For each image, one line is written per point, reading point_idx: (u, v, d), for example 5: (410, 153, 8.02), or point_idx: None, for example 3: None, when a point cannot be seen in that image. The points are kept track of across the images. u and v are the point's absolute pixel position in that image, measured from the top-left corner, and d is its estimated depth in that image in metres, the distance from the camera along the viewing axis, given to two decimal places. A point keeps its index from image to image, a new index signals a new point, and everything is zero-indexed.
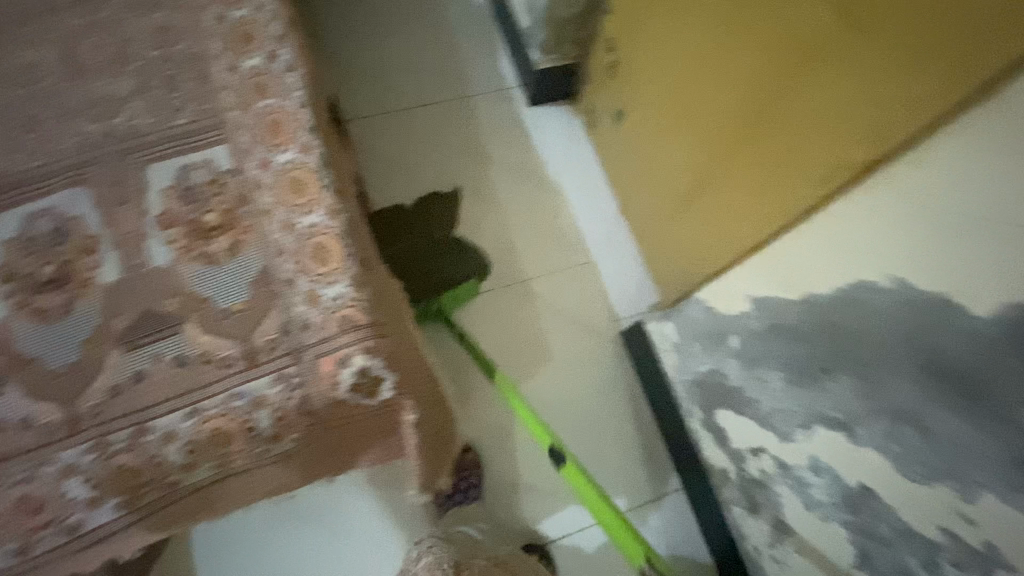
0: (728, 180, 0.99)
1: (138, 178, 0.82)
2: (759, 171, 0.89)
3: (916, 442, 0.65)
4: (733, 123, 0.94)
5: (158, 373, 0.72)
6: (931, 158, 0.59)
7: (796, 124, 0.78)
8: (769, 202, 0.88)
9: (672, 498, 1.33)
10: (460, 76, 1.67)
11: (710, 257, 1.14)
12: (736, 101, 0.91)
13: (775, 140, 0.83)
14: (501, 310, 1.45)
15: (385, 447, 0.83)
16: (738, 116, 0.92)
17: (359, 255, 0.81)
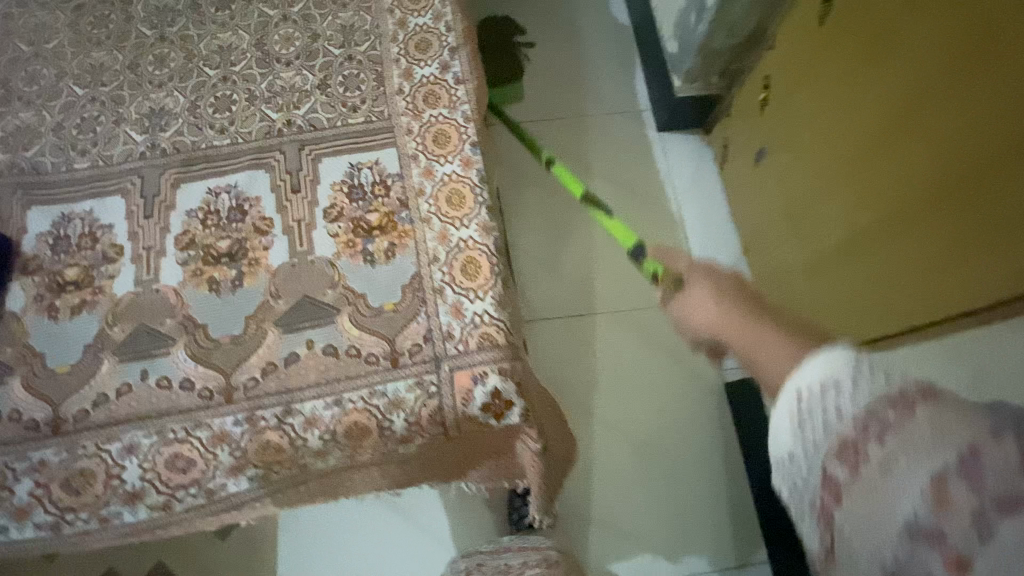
0: (897, 245, 0.90)
1: (311, 169, 0.86)
2: (944, 244, 0.80)
3: None
4: (900, 195, 0.89)
5: (309, 358, 0.75)
6: None
7: (1011, 211, 0.69)
8: (935, 286, 0.82)
9: (756, 569, 1.25)
10: (594, 94, 1.67)
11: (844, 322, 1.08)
12: (911, 175, 0.86)
13: (978, 217, 0.74)
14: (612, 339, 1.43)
15: (496, 466, 0.83)
16: (925, 181, 0.83)
17: (504, 274, 0.81)
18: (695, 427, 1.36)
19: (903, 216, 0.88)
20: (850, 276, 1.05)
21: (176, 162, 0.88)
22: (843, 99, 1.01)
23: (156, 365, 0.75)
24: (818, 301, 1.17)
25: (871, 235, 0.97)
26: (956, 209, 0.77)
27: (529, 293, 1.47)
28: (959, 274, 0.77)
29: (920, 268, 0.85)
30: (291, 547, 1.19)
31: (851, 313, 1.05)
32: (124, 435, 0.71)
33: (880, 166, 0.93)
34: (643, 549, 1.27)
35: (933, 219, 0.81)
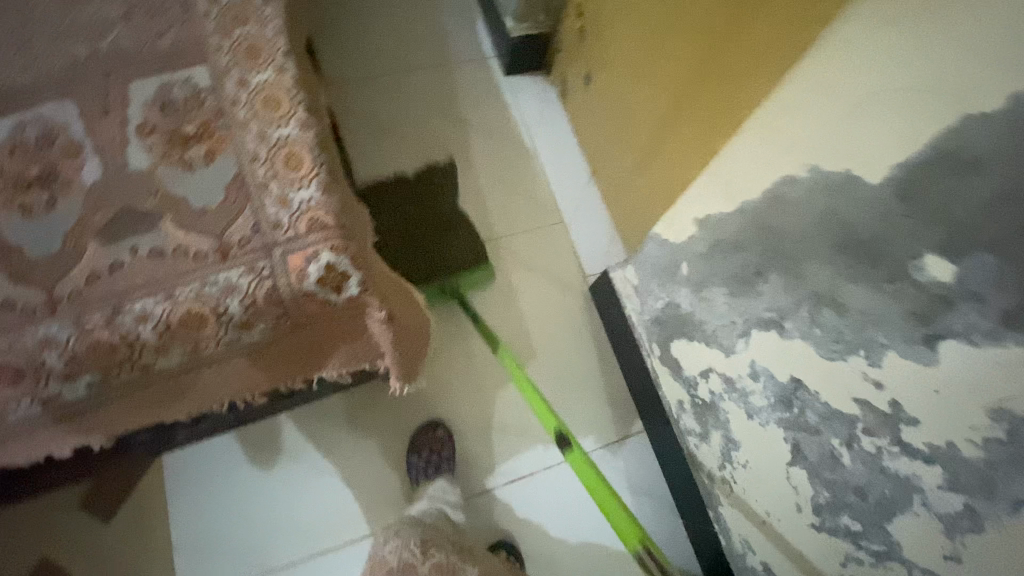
0: (686, 113, 1.03)
1: (121, 93, 0.86)
2: (713, 97, 0.92)
3: (832, 319, 0.71)
4: (686, 67, 1.01)
5: (135, 262, 0.76)
6: (829, 51, 0.64)
7: (745, 51, 0.82)
8: (711, 137, 0.95)
9: (636, 440, 1.37)
10: (441, 45, 1.74)
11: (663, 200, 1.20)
12: (690, 46, 0.99)
13: (724, 67, 0.88)
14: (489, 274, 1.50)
15: (352, 351, 0.88)
16: (698, 49, 0.96)
17: (328, 167, 0.85)
18: (567, 329, 1.47)
19: (689, 84, 1.00)
20: (660, 158, 1.18)
21: None
22: (638, 9, 1.17)
23: None
24: (644, 190, 1.30)
25: (670, 119, 1.10)
26: (717, 63, 0.90)
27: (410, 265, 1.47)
28: (723, 118, 0.91)
29: (702, 130, 0.98)
30: (181, 508, 1.25)
31: (665, 190, 1.17)
32: None
33: (673, 48, 1.06)
34: (536, 445, 1.36)
35: (704, 83, 0.95)
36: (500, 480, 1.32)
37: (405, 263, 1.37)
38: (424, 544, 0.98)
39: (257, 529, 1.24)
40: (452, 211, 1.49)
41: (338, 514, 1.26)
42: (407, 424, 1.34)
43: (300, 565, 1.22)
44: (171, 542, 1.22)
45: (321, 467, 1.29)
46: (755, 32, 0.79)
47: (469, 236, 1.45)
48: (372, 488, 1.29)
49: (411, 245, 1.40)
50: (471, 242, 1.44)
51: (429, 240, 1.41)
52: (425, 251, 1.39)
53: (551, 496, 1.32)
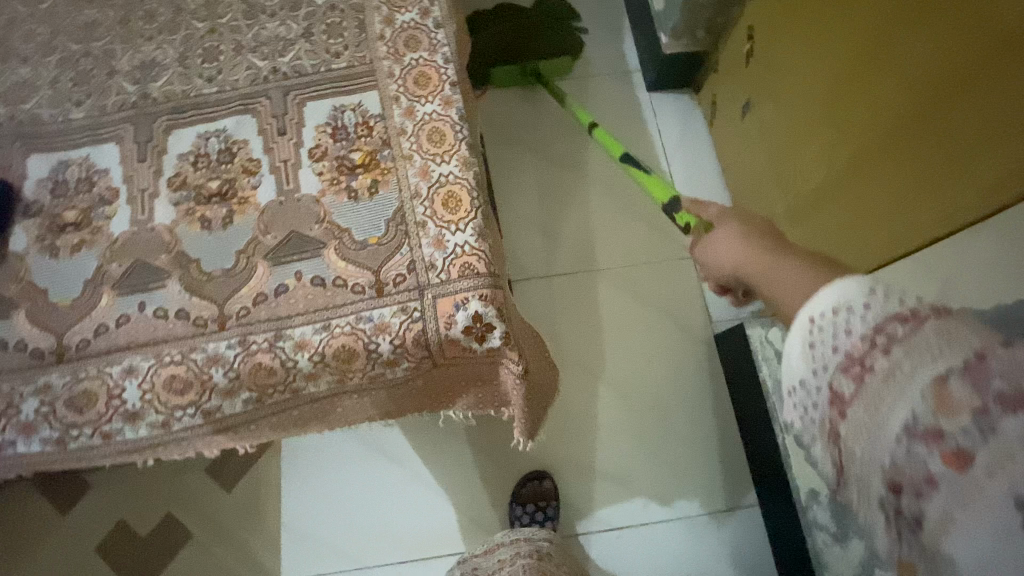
0: (880, 176, 0.90)
1: (297, 114, 0.89)
2: (928, 169, 0.80)
3: None
4: (883, 125, 0.89)
5: (297, 288, 0.78)
6: None
7: (989, 126, 0.69)
8: (914, 213, 0.83)
9: (746, 511, 1.27)
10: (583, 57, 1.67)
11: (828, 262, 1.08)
12: (894, 103, 0.86)
13: (950, 139, 0.75)
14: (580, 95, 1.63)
15: (481, 394, 0.87)
16: (905, 110, 0.83)
17: (484, 208, 0.83)
18: (684, 377, 1.38)
19: (887, 145, 0.88)
20: (833, 215, 1.05)
21: (167, 110, 0.91)
22: (823, 49, 1.04)
23: (152, 297, 0.78)
24: (803, 245, 1.17)
25: (853, 177, 0.98)
26: (937, 132, 0.77)
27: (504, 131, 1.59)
28: (937, 197, 0.78)
29: (903, 204, 0.85)
30: (290, 487, 1.32)
31: (834, 252, 1.05)
32: (124, 359, 0.75)
33: (866, 100, 0.93)
34: (636, 495, 1.29)
35: (911, 150, 0.83)
36: (595, 523, 1.28)
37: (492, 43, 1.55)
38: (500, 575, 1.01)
39: (354, 525, 1.29)
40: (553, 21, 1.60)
41: (431, 525, 1.28)
42: (507, 448, 1.33)
43: (393, 567, 1.26)
44: (279, 521, 1.30)
45: (419, 476, 1.31)
46: (1010, 109, 0.67)
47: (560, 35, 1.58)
48: (466, 504, 1.29)
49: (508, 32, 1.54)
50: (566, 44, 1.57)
51: (524, 31, 1.55)
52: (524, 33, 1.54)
53: (645, 551, 1.26)
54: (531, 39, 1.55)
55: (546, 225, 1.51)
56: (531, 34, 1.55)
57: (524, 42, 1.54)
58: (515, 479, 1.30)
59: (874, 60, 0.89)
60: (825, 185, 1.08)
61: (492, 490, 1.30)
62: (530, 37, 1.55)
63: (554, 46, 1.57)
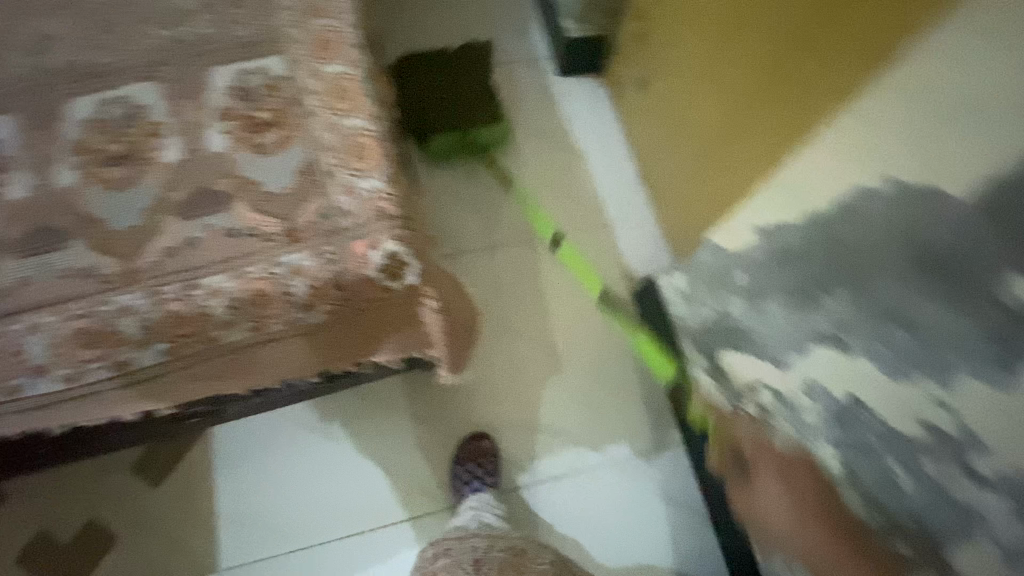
0: (751, 119, 1.01)
1: (202, 79, 0.91)
2: (783, 104, 0.91)
3: (903, 339, 0.68)
4: (753, 74, 1.00)
5: (209, 239, 0.79)
6: (920, 60, 0.63)
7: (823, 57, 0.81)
8: (776, 146, 0.94)
9: (673, 450, 1.36)
10: (497, 46, 1.75)
11: (717, 208, 1.18)
12: (759, 52, 0.97)
13: (798, 74, 0.87)
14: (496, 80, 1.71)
15: (405, 340, 0.89)
16: (767, 56, 0.95)
17: (393, 158, 0.87)
18: (609, 335, 1.46)
19: (755, 91, 0.99)
20: (718, 164, 1.16)
21: (65, 80, 0.90)
22: (704, 16, 1.16)
23: (56, 258, 0.77)
24: (698, 197, 1.28)
25: (732, 127, 1.09)
26: (789, 71, 0.89)
27: None
28: (792, 127, 0.89)
29: (768, 141, 0.96)
30: (225, 478, 1.29)
31: (721, 197, 1.16)
32: (25, 318, 0.74)
33: (738, 54, 1.04)
34: (571, 446, 1.35)
35: (772, 93, 0.94)
36: (535, 477, 1.33)
37: (428, 104, 1.49)
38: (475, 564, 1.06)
39: (295, 508, 1.28)
40: (483, 73, 1.55)
41: (374, 499, 1.29)
42: (446, 417, 1.36)
43: (337, 543, 1.26)
44: (213, 511, 1.27)
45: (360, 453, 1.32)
46: (837, 38, 0.78)
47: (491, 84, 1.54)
48: (408, 476, 1.31)
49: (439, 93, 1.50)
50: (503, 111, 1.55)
51: (454, 95, 1.51)
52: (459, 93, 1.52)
53: (585, 498, 1.32)
54: (463, 99, 1.52)
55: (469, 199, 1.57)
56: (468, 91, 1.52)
57: (459, 109, 1.50)
58: (461, 434, 1.34)
59: (743, 16, 1.01)
60: (710, 139, 1.19)
61: (434, 460, 1.32)
62: (462, 98, 1.51)
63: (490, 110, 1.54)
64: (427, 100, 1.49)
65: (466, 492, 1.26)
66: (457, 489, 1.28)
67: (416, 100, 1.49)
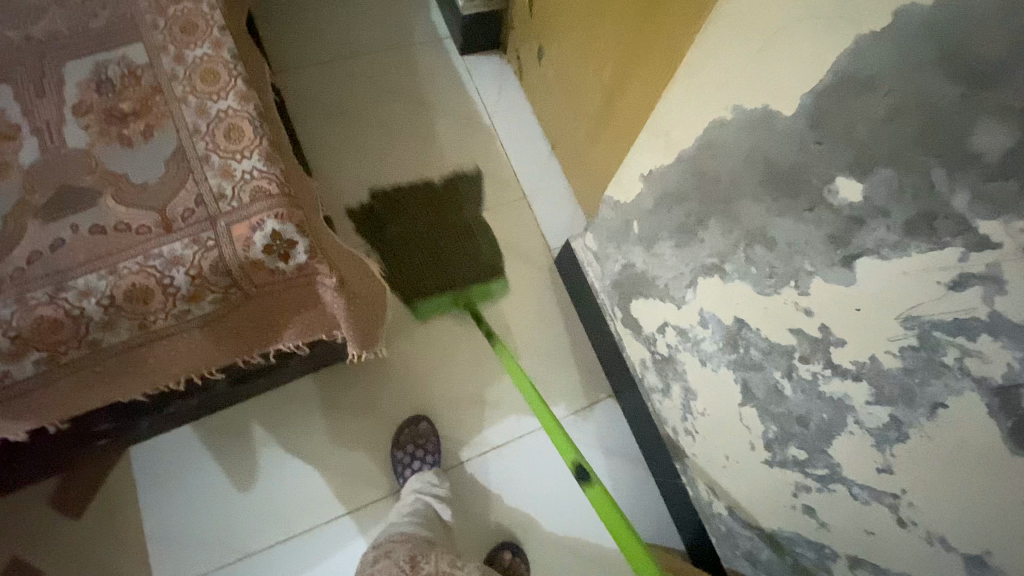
0: (631, 74, 1.05)
1: (56, 75, 0.86)
2: (649, 55, 0.95)
3: (765, 254, 0.73)
4: (625, 30, 1.04)
5: (76, 239, 0.75)
6: None
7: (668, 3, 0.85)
8: (650, 96, 0.98)
9: (606, 405, 1.40)
10: (395, 30, 1.73)
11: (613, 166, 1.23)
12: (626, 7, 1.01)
13: (655, 23, 0.91)
14: (395, 66, 1.69)
15: (307, 321, 0.89)
16: (633, 11, 0.99)
17: (270, 138, 0.85)
18: (533, 304, 1.48)
19: (629, 46, 1.03)
20: (609, 124, 1.20)
21: None
22: None
23: None
24: (597, 158, 1.32)
25: (617, 85, 1.13)
26: (648, 23, 0.93)
27: (323, 108, 1.61)
28: (658, 75, 0.94)
29: (646, 91, 1.00)
30: (153, 496, 1.24)
31: (615, 153, 1.20)
32: None
33: (612, 13, 1.08)
34: (507, 415, 1.37)
35: (642, 45, 0.98)
36: (476, 451, 1.34)
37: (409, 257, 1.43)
38: (412, 559, 1.01)
39: (232, 517, 1.24)
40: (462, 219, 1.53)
41: (314, 496, 1.27)
42: (381, 406, 1.35)
43: (280, 546, 1.23)
44: (144, 534, 1.22)
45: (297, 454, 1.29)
46: None
47: (480, 234, 1.52)
48: (348, 469, 1.30)
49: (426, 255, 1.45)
50: (490, 266, 1.48)
51: (441, 232, 1.48)
52: (440, 257, 1.45)
53: (526, 463, 1.35)
54: (450, 240, 1.48)
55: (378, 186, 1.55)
56: (446, 261, 1.45)
57: (446, 247, 1.47)
58: (399, 419, 1.34)
59: None
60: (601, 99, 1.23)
61: (373, 450, 1.32)
62: (448, 237, 1.48)
63: (476, 272, 1.47)
64: (409, 258, 1.44)
65: (407, 474, 1.26)
66: (399, 473, 1.28)
67: (401, 272, 1.42)
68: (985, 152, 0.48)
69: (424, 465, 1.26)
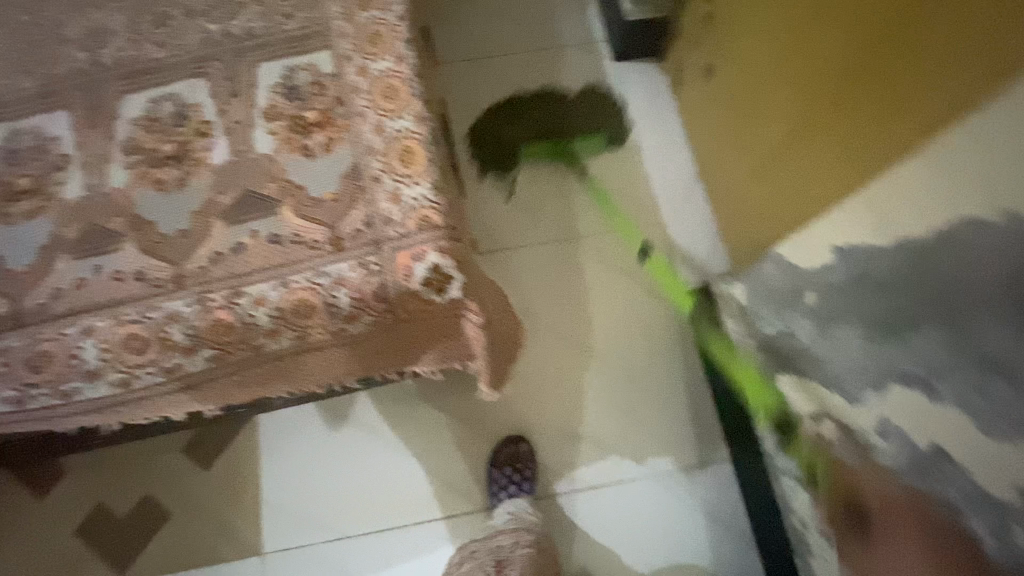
0: (824, 128, 0.93)
1: (250, 75, 0.88)
2: (865, 118, 0.82)
3: (1004, 394, 0.60)
4: (831, 79, 0.92)
5: (254, 246, 0.78)
6: None
7: (909, 69, 0.73)
8: (851, 162, 0.86)
9: (719, 467, 1.29)
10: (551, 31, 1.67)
11: (778, 218, 1.10)
12: (841, 55, 0.88)
13: (880, 86, 0.78)
14: (548, 68, 1.63)
15: (444, 351, 0.87)
16: (850, 61, 0.86)
17: (440, 163, 0.83)
18: (657, 343, 1.39)
19: (833, 99, 0.91)
20: (784, 172, 1.08)
21: (119, 75, 0.90)
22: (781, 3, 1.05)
23: (107, 260, 0.78)
24: (761, 201, 1.19)
25: (807, 129, 0.99)
26: (870, 83, 0.81)
27: (472, 105, 1.59)
28: (868, 142, 0.82)
29: (853, 148, 0.86)
30: (271, 461, 1.33)
31: (785, 205, 1.08)
32: (81, 321, 0.75)
33: (815, 54, 0.95)
34: (611, 455, 1.31)
35: (862, 97, 0.83)
36: (573, 484, 1.30)
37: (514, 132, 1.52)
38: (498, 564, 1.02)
39: (334, 498, 1.30)
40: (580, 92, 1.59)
41: (410, 494, 1.30)
42: (484, 417, 1.34)
43: (373, 536, 1.27)
44: (259, 496, 1.31)
45: (401, 450, 1.32)
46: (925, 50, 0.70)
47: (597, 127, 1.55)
48: (444, 475, 1.31)
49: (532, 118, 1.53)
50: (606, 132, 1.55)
51: (566, 105, 1.55)
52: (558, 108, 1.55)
53: (624, 509, 1.28)
54: (566, 104, 1.55)
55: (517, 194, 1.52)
56: (567, 114, 1.54)
57: (564, 107, 1.55)
58: (501, 437, 1.32)
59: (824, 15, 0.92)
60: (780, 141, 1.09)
61: (471, 459, 1.31)
62: (572, 107, 1.55)
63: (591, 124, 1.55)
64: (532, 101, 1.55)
65: (503, 497, 1.25)
66: (493, 493, 1.27)
67: (511, 120, 1.54)
68: None
69: (521, 492, 1.25)
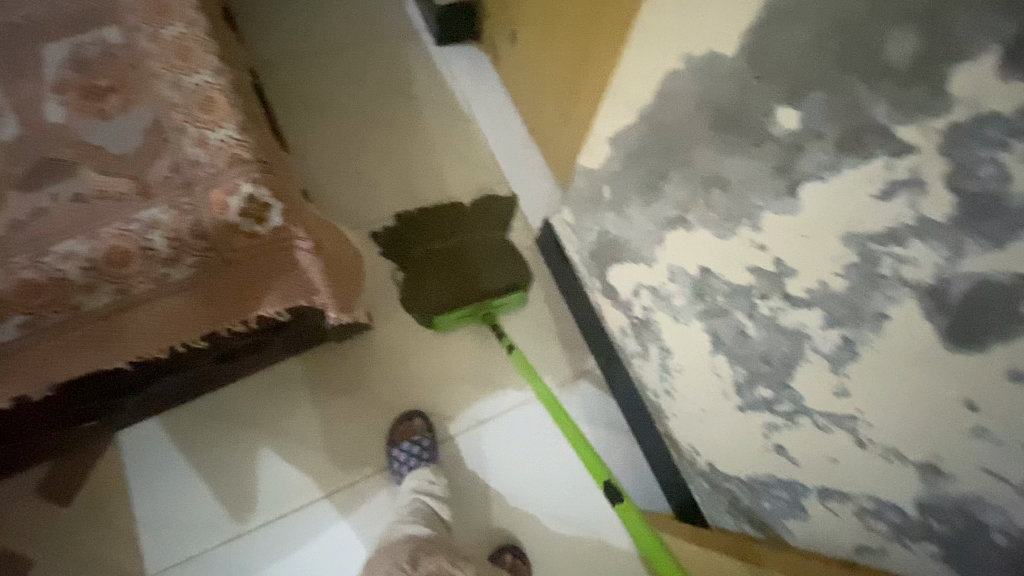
0: (586, 57, 1.16)
1: (35, 56, 0.88)
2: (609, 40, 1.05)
3: (721, 199, 0.79)
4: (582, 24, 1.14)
5: (56, 207, 0.78)
6: None
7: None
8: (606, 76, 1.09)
9: (591, 375, 1.42)
10: (379, 77, 1.67)
11: (569, 140, 1.35)
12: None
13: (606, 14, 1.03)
14: (370, 58, 1.69)
15: (286, 288, 0.90)
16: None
17: (244, 109, 0.88)
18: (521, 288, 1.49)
19: (587, 36, 1.13)
20: (564, 100, 1.33)
21: None
22: None
23: None
24: (553, 132, 1.43)
25: (578, 64, 1.20)
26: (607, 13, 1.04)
27: (302, 100, 1.61)
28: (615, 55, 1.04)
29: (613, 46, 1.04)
30: (144, 475, 1.26)
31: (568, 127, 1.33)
32: None
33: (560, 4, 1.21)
34: (496, 390, 1.40)
35: (605, 26, 1.06)
36: (462, 424, 1.36)
37: (422, 240, 1.49)
38: (414, 560, 0.98)
39: (221, 495, 1.26)
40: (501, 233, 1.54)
41: (301, 472, 1.29)
42: (365, 385, 1.37)
43: (267, 528, 1.25)
44: (134, 513, 1.23)
45: (285, 431, 1.31)
46: None
47: (514, 270, 1.48)
48: (332, 446, 1.31)
49: (438, 241, 1.49)
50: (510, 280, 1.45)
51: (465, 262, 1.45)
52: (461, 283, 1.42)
53: (513, 434, 1.37)
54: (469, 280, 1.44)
55: (363, 173, 1.55)
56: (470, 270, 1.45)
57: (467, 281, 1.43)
58: (391, 415, 1.34)
59: None
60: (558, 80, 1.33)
61: (360, 428, 1.33)
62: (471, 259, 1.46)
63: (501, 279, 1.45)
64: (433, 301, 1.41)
65: (405, 474, 1.25)
66: (397, 471, 1.26)
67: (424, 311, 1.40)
68: (897, 60, 0.55)
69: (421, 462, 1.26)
